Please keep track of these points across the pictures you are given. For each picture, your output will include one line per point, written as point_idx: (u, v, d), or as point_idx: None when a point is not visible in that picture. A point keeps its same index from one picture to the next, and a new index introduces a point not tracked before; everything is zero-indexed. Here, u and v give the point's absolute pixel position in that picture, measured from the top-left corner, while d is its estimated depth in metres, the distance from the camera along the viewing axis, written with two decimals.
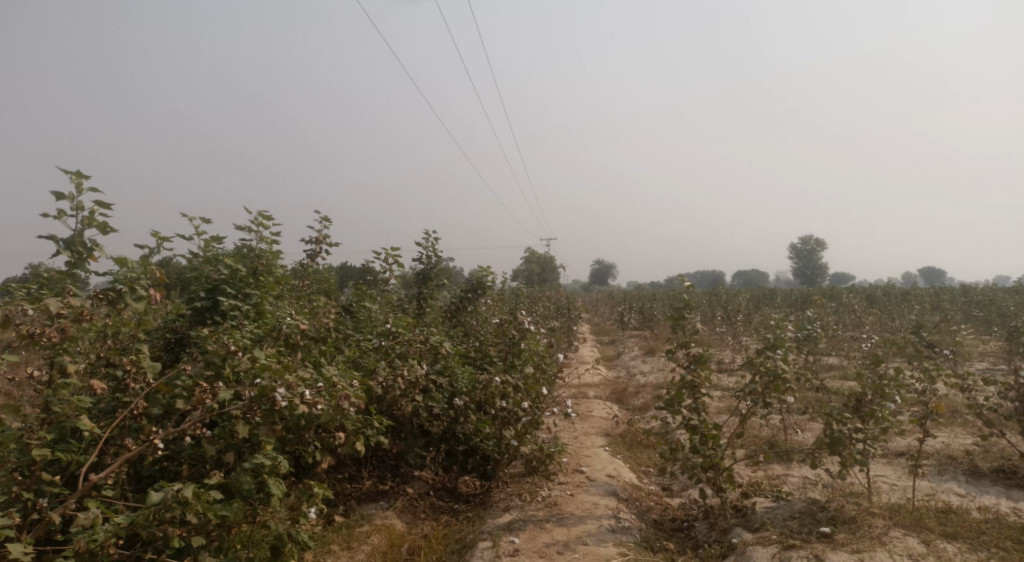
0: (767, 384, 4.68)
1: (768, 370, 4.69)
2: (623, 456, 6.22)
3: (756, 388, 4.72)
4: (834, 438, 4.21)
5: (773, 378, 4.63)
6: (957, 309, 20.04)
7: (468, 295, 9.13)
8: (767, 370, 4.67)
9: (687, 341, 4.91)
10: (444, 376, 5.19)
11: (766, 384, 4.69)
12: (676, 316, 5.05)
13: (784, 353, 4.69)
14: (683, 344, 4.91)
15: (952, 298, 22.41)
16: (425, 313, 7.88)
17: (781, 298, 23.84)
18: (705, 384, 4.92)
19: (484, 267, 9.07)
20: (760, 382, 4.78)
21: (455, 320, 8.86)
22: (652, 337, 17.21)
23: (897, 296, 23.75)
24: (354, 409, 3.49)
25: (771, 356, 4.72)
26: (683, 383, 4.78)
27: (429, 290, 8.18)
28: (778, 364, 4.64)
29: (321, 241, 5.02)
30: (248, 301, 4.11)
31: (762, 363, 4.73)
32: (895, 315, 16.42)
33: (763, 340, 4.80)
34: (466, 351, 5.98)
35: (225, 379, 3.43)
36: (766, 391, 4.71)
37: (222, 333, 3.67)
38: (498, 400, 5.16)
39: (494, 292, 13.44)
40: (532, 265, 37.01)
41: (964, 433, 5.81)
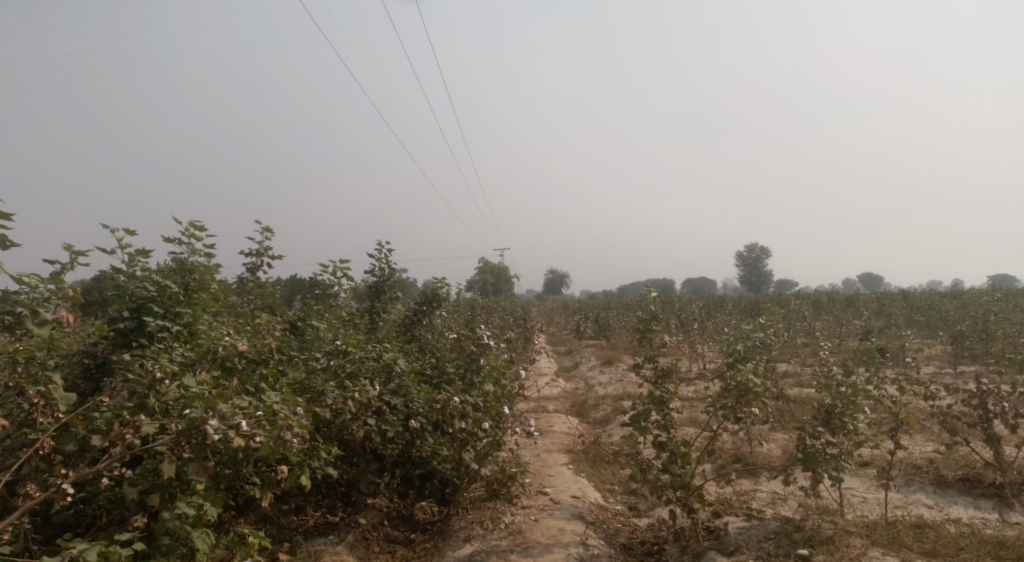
0: (737, 399, 4.56)
1: (737, 384, 4.57)
2: (587, 474, 6.01)
3: (725, 403, 4.60)
4: (809, 453, 4.18)
5: (744, 392, 4.52)
6: (898, 313, 20.80)
7: (423, 308, 8.80)
8: (737, 384, 4.56)
9: (655, 355, 4.73)
10: (398, 397, 4.84)
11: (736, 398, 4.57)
12: (643, 328, 4.89)
13: (754, 366, 4.56)
14: (651, 358, 4.73)
15: (892, 303, 23.26)
16: (378, 328, 7.51)
17: (732, 305, 24.28)
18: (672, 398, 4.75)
19: (439, 279, 8.77)
20: (730, 396, 4.64)
21: (410, 334, 8.51)
22: (608, 346, 17.18)
23: (841, 302, 24.53)
24: (297, 440, 3.12)
25: (741, 370, 4.59)
26: (652, 399, 4.60)
27: (382, 303, 7.82)
28: (750, 379, 4.52)
29: (263, 254, 4.66)
30: (178, 321, 3.70)
31: (733, 376, 4.60)
32: (843, 321, 16.86)
33: (732, 353, 4.65)
34: (422, 369, 5.66)
35: (150, 411, 2.99)
36: (736, 406, 4.59)
37: (149, 358, 3.24)
38: (457, 421, 4.83)
39: (449, 304, 13.10)
40: (486, 275, 36.77)
41: (925, 441, 5.84)
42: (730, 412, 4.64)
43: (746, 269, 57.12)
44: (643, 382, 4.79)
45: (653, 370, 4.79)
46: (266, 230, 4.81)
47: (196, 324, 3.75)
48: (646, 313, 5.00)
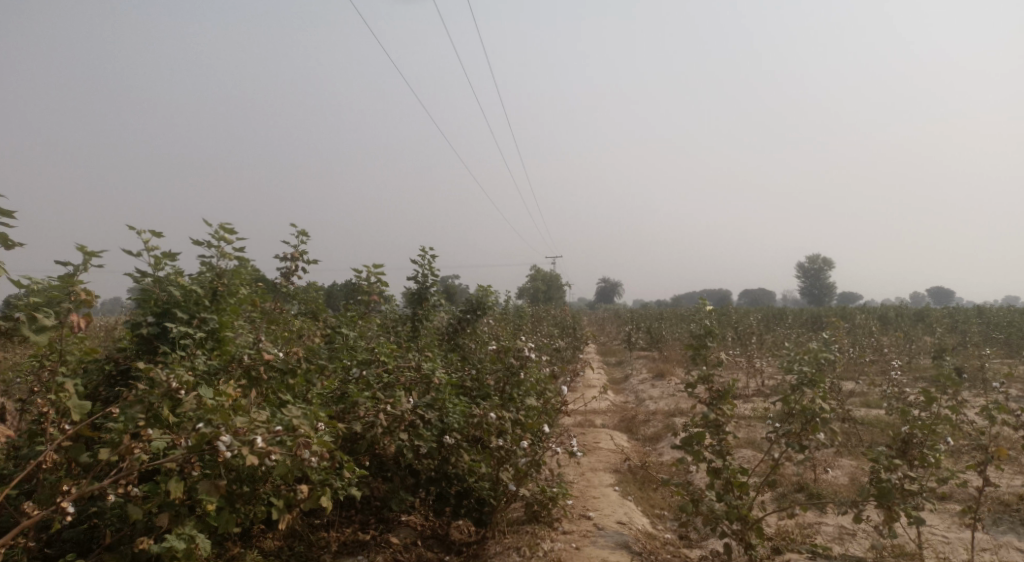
0: (803, 425, 4.05)
1: (802, 408, 4.08)
2: (634, 497, 5.65)
3: (789, 429, 4.11)
4: (883, 488, 3.61)
5: (811, 417, 4.01)
6: (977, 329, 19.34)
7: (467, 316, 8.59)
8: (803, 408, 4.03)
9: (709, 373, 4.33)
10: (433, 410, 4.57)
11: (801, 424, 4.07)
12: (697, 343, 4.51)
13: (823, 390, 4.06)
14: (705, 377, 4.33)
15: (970, 318, 21.70)
16: (420, 337, 7.34)
17: (793, 317, 23.18)
18: (729, 421, 4.35)
19: (484, 287, 8.55)
20: (793, 421, 4.18)
21: (453, 343, 8.31)
22: (660, 358, 16.58)
23: (913, 316, 23.04)
24: (317, 459, 2.96)
25: (806, 393, 4.10)
26: (705, 421, 4.22)
27: (425, 311, 7.65)
28: (817, 403, 3.99)
29: (299, 259, 4.55)
30: (204, 327, 3.59)
31: (796, 400, 4.13)
32: (915, 337, 15.75)
33: (798, 375, 4.18)
34: (461, 380, 5.45)
35: (164, 423, 2.89)
36: (802, 432, 4.10)
37: (168, 367, 3.14)
38: (494, 438, 4.58)
39: (496, 312, 12.87)
40: (537, 284, 36.50)
41: (1018, 476, 5.19)
42: (795, 439, 4.14)
43: (807, 281, 54.80)
44: (695, 402, 4.40)
45: (706, 390, 4.39)
46: (302, 234, 4.71)
47: (223, 332, 3.65)
48: (700, 328, 4.62)
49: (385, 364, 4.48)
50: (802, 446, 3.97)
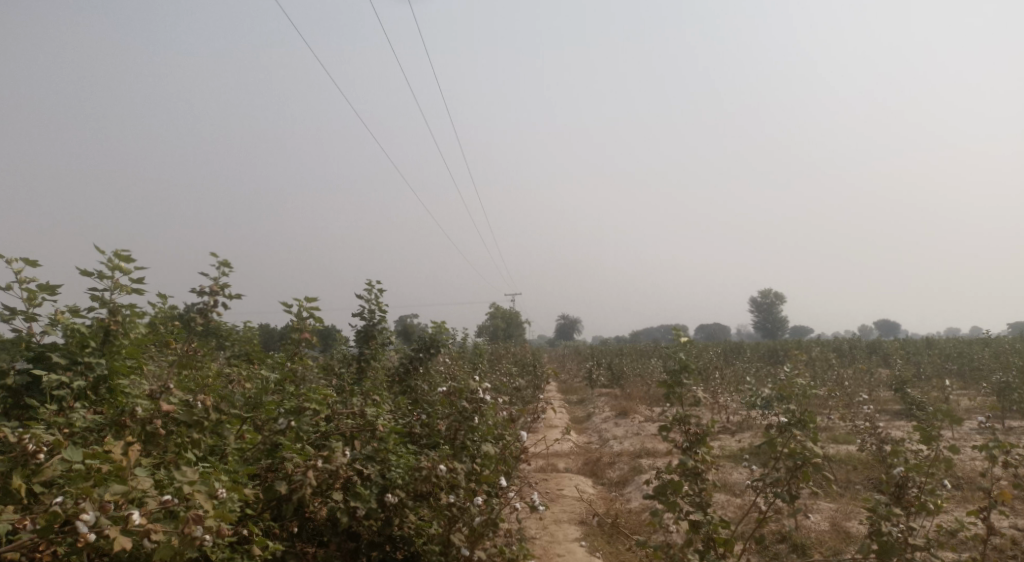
0: (792, 472, 3.64)
1: (789, 451, 3.66)
2: (603, 554, 5.13)
3: (777, 477, 3.65)
4: (884, 544, 3.23)
5: (800, 464, 3.61)
6: (927, 360, 19.70)
7: (419, 354, 8.01)
8: (791, 452, 3.63)
9: (685, 414, 3.90)
10: (375, 464, 3.98)
11: (788, 470, 3.67)
12: (671, 381, 4.12)
13: (816, 432, 3.60)
14: (681, 419, 3.90)
15: (919, 350, 22.12)
16: (367, 379, 6.74)
17: (750, 351, 23.23)
18: (708, 468, 3.93)
19: (437, 323, 8.03)
20: (780, 467, 3.75)
21: (404, 385, 7.71)
22: (622, 395, 16.17)
23: (865, 349, 23.41)
24: (214, 537, 2.38)
25: (796, 435, 3.64)
26: (683, 470, 3.78)
27: (372, 350, 7.06)
28: (806, 447, 3.59)
29: (218, 291, 3.99)
30: (90, 374, 2.96)
31: (785, 443, 3.68)
32: (871, 370, 15.82)
33: (786, 414, 3.70)
34: (409, 428, 4.89)
35: (15, 500, 2.25)
36: (791, 480, 3.66)
37: (31, 424, 2.51)
38: (444, 494, 4.03)
39: (452, 350, 12.28)
40: (496, 321, 36.02)
41: (1006, 518, 4.89)
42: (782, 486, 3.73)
43: (761, 315, 55.80)
44: (670, 448, 3.97)
45: (683, 434, 3.96)
46: (224, 264, 4.16)
47: (113, 379, 3.03)
48: (671, 364, 4.23)
49: (316, 409, 3.86)
50: (793, 497, 3.52)
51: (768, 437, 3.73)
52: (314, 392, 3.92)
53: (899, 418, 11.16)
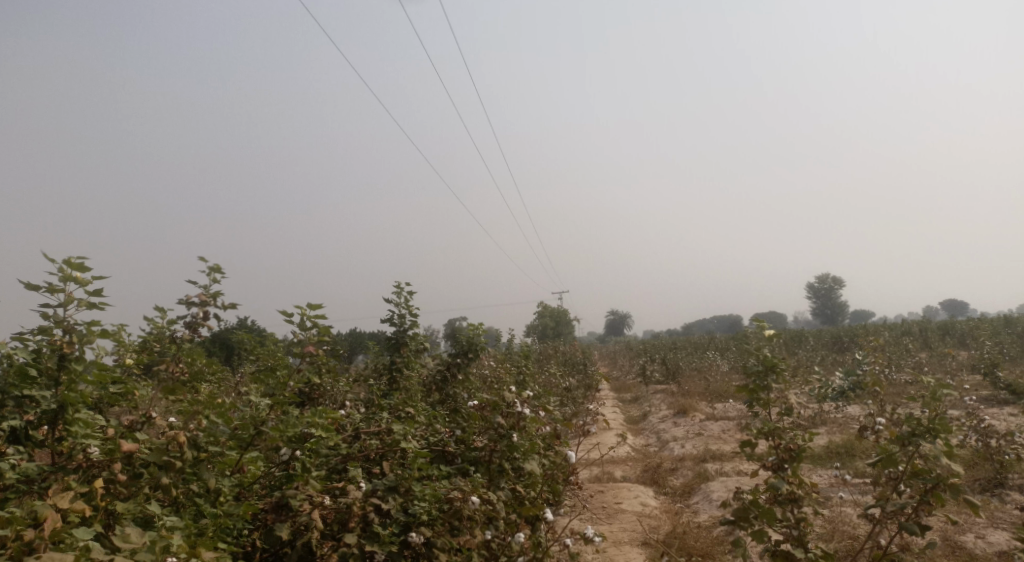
0: (920, 495, 2.75)
1: (913, 470, 2.83)
2: None
3: (900, 504, 2.77)
4: None
5: (930, 485, 2.73)
6: (1014, 338, 17.94)
7: (456, 360, 7.43)
8: (915, 472, 2.80)
9: (775, 426, 3.20)
10: (396, 495, 3.45)
11: (914, 493, 2.79)
12: (754, 386, 4.15)
13: (949, 443, 2.77)
14: (769, 432, 3.19)
15: (1005, 328, 20.21)
16: (398, 390, 6.20)
17: (814, 339, 21.76)
18: (810, 493, 3.18)
19: (474, 325, 7.44)
20: (904, 491, 2.89)
21: (441, 394, 7.13)
22: (680, 392, 15.21)
23: (940, 330, 21.60)
24: None
25: (924, 449, 2.80)
26: (773, 494, 3.07)
27: (403, 358, 6.53)
28: (938, 463, 2.73)
29: (207, 300, 3.55)
30: (37, 410, 2.56)
31: (908, 458, 2.86)
32: (954, 353, 14.40)
33: (911, 422, 2.87)
34: (440, 448, 4.34)
35: None
36: (920, 508, 2.77)
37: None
38: (478, 530, 3.44)
39: (496, 352, 11.66)
40: (544, 320, 35.28)
41: None
42: (903, 515, 2.86)
43: (820, 300, 53.22)
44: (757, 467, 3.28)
45: (771, 448, 3.27)
46: (214, 270, 3.75)
47: (69, 414, 2.61)
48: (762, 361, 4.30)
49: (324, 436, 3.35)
50: (925, 527, 2.63)
51: (884, 451, 2.92)
52: (319, 411, 3.41)
53: (997, 404, 9.91)
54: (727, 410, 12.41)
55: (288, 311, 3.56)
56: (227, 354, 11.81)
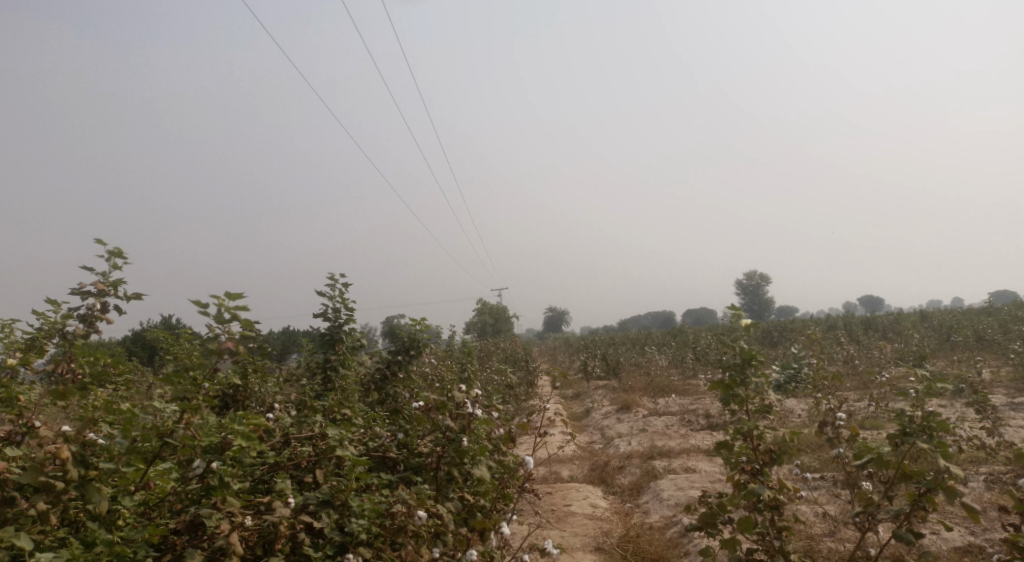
0: (916, 501, 2.88)
1: (906, 474, 2.99)
2: None
3: (897, 511, 2.87)
4: None
5: (925, 489, 2.86)
6: (928, 331, 19.01)
7: (397, 357, 6.98)
8: (909, 475, 2.97)
9: (755, 429, 3.45)
10: (331, 512, 3.05)
11: (909, 499, 2.90)
12: (733, 382, 4.64)
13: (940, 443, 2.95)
14: (752, 436, 3.45)
15: (920, 322, 21.41)
16: (334, 391, 5.73)
17: (746, 334, 22.41)
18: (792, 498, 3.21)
19: (416, 320, 7.03)
20: (895, 498, 3.00)
21: (381, 394, 6.68)
22: (621, 388, 15.22)
23: (860, 324, 22.71)
24: None
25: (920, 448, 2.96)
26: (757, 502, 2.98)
27: (339, 356, 6.05)
28: (935, 466, 2.86)
29: (106, 291, 3.02)
30: None
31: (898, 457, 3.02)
32: (877, 347, 15.07)
33: (899, 424, 3.06)
34: (381, 454, 3.95)
35: None
36: (913, 512, 2.90)
37: None
38: (426, 548, 3.09)
39: (437, 349, 11.23)
40: (484, 317, 35.05)
41: None
42: (895, 521, 2.97)
43: (749, 297, 55.34)
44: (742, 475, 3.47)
45: (751, 454, 3.51)
46: (114, 254, 3.21)
47: None
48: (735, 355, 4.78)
49: (247, 446, 2.86)
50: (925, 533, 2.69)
51: (875, 454, 3.07)
52: (242, 415, 2.91)
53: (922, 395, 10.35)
54: (668, 405, 12.48)
55: (206, 304, 3.06)
56: (143, 353, 10.84)
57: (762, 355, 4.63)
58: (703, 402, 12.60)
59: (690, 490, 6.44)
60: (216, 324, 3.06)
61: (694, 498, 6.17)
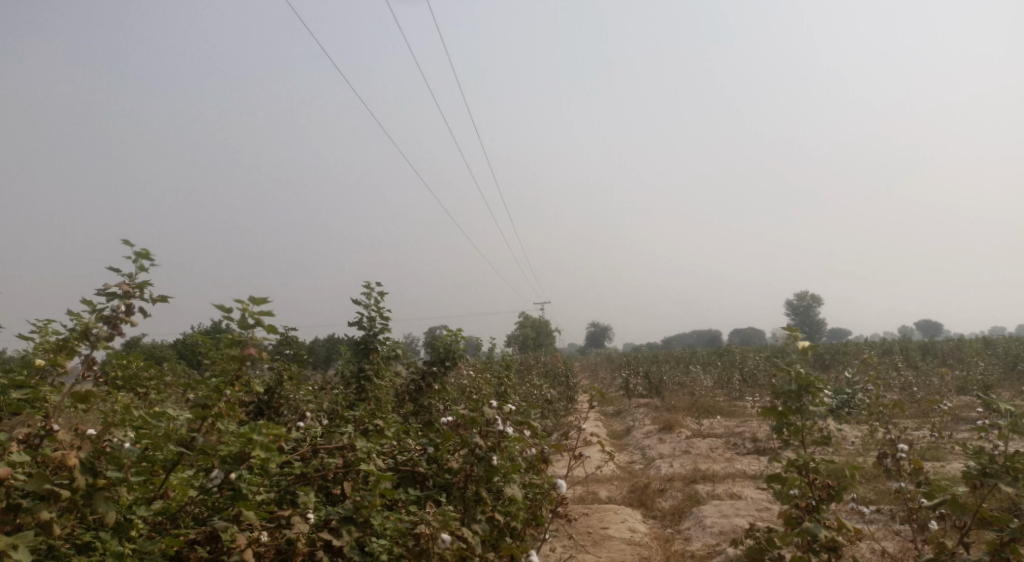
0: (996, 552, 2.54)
1: (985, 520, 2.67)
2: None
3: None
4: None
5: (1008, 539, 2.53)
6: (996, 358, 17.81)
7: (432, 368, 6.86)
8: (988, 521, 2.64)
9: (810, 460, 3.18)
10: (348, 530, 2.92)
11: (988, 548, 2.56)
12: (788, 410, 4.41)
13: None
14: (807, 467, 3.18)
15: (987, 348, 20.11)
16: (366, 401, 5.65)
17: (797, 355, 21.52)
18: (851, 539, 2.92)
19: (452, 331, 6.91)
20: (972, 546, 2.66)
21: (415, 405, 6.57)
22: (664, 407, 14.76)
23: (921, 348, 21.51)
24: None
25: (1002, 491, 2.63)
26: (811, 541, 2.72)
27: (373, 366, 5.97)
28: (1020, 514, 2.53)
29: (131, 292, 3.02)
30: None
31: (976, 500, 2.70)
32: (941, 373, 14.16)
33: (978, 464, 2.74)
34: (409, 470, 3.82)
35: None
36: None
37: None
38: None
39: (475, 361, 11.10)
40: (526, 330, 34.87)
41: None
42: None
43: (800, 317, 53.47)
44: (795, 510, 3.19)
45: (805, 487, 3.24)
46: (142, 256, 3.22)
47: None
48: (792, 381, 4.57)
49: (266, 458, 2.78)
50: None
51: (948, 495, 2.76)
52: (260, 425, 2.84)
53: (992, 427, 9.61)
54: (713, 426, 12.00)
55: (229, 308, 3.01)
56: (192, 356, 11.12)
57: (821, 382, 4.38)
58: (750, 425, 12.07)
59: (735, 518, 6.07)
60: (238, 328, 3.02)
61: (739, 527, 5.81)
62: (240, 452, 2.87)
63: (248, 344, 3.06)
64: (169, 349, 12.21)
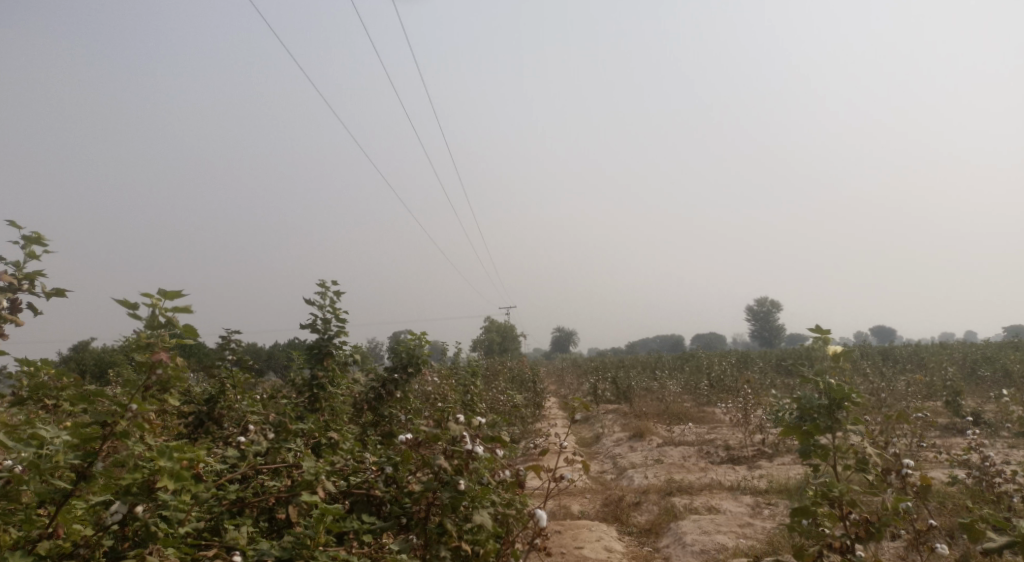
0: None
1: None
2: None
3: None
4: None
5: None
6: (952, 362, 18.23)
7: (394, 376, 6.33)
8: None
9: (845, 495, 3.22)
10: None
11: None
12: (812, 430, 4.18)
13: None
14: (842, 501, 3.23)
15: (941, 352, 20.66)
16: (319, 414, 5.12)
17: (761, 360, 21.64)
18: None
19: (416, 335, 6.41)
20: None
21: (374, 416, 6.03)
22: (633, 414, 14.51)
23: (880, 353, 21.91)
24: None
25: None
26: None
27: (328, 373, 5.43)
28: None
29: (17, 285, 2.51)
30: None
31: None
32: (904, 377, 14.31)
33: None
34: (363, 492, 3.33)
35: None
36: None
37: None
38: None
39: (441, 366, 10.60)
40: (493, 335, 34.51)
41: None
42: None
43: (760, 322, 54.44)
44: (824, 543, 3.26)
45: (840, 525, 3.29)
46: (33, 241, 2.73)
47: None
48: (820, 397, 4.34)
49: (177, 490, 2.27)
50: None
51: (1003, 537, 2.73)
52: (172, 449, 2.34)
53: (959, 432, 9.64)
54: (683, 433, 11.77)
55: (133, 304, 2.53)
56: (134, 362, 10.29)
57: (852, 397, 4.12)
58: (720, 432, 11.89)
59: (717, 534, 5.71)
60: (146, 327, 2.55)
61: (722, 545, 5.44)
62: (147, 483, 2.35)
63: (157, 344, 2.59)
64: (110, 354, 11.33)
